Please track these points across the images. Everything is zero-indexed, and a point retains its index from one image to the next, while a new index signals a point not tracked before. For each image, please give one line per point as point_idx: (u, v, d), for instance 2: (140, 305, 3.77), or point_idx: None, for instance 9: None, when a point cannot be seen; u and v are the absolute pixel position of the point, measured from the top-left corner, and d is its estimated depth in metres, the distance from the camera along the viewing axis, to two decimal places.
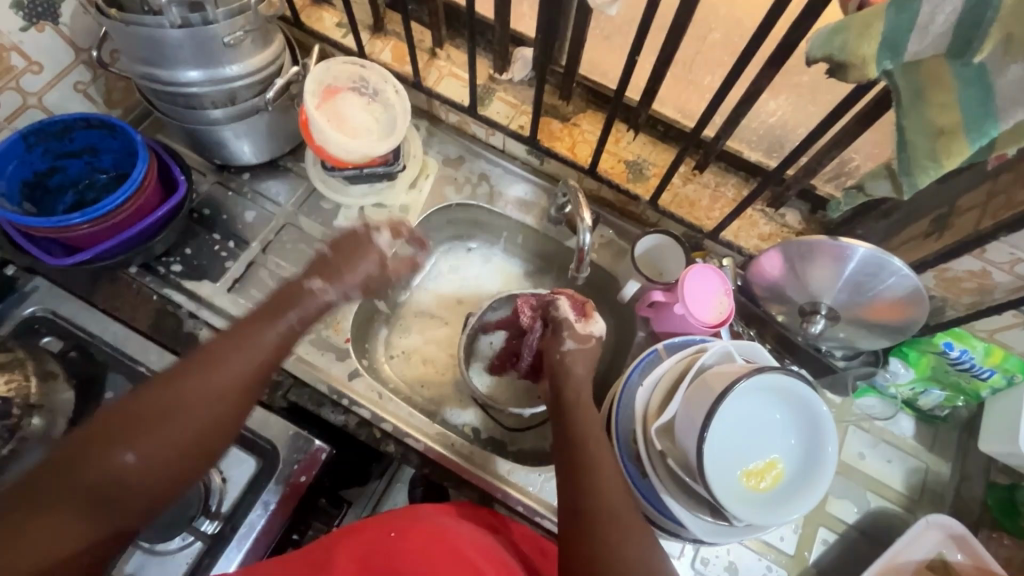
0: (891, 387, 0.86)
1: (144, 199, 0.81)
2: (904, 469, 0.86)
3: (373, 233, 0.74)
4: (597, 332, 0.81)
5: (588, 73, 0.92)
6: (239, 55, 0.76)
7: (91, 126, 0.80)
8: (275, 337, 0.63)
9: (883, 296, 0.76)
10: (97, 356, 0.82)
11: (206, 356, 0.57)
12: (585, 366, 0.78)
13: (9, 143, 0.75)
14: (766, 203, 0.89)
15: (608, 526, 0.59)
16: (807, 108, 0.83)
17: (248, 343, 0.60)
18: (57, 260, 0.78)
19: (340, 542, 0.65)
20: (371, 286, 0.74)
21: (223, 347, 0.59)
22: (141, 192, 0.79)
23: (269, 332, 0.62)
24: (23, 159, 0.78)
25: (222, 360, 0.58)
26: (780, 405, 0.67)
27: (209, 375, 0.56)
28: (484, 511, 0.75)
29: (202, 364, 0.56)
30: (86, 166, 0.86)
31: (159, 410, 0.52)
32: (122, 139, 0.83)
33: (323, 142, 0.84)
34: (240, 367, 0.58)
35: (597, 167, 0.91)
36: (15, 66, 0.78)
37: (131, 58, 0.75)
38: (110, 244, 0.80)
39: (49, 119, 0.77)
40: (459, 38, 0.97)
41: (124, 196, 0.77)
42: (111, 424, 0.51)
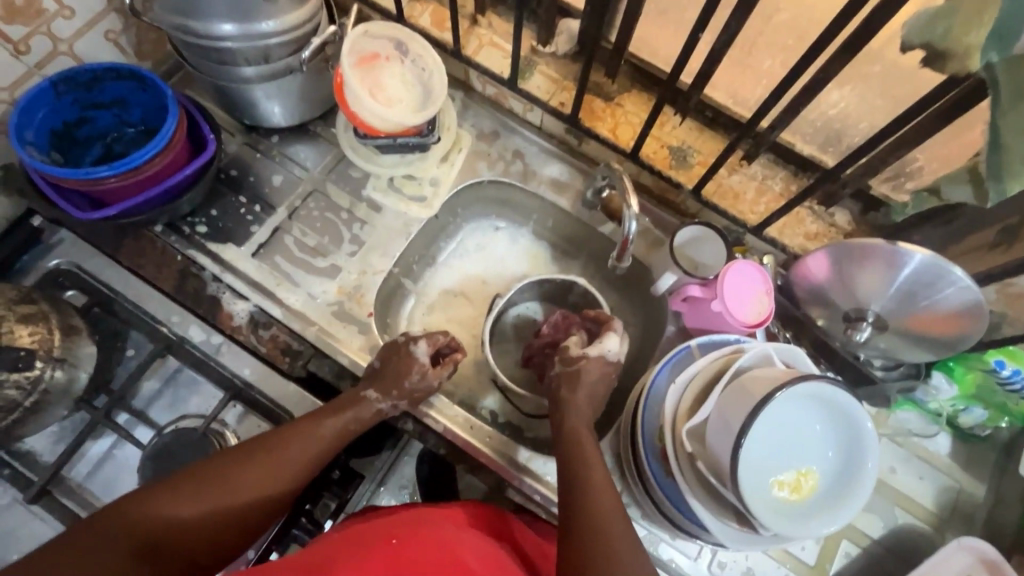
0: (932, 402, 0.82)
1: (172, 156, 0.79)
2: (936, 487, 0.83)
3: (412, 344, 0.79)
4: (597, 352, 0.78)
5: (637, 50, 0.86)
6: (276, 10, 0.73)
7: (121, 77, 0.78)
8: (330, 435, 0.72)
9: (936, 306, 0.72)
10: (121, 313, 0.82)
11: (266, 443, 0.68)
12: (583, 390, 0.76)
13: (39, 90, 0.73)
14: (817, 201, 0.84)
15: (607, 541, 0.59)
16: (874, 102, 0.75)
17: (302, 439, 0.70)
18: (84, 214, 0.76)
19: (340, 546, 0.63)
20: (416, 397, 0.78)
21: (281, 438, 0.69)
22: (168, 149, 0.77)
23: (323, 431, 0.71)
24: (52, 108, 0.77)
25: (277, 450, 0.68)
26: (821, 415, 0.64)
27: (262, 462, 0.67)
28: (490, 510, 0.75)
29: (261, 450, 0.68)
30: (114, 119, 0.84)
31: (219, 483, 0.64)
32: (152, 93, 0.80)
33: (357, 108, 0.81)
34: (290, 460, 0.68)
35: (639, 152, 0.87)
36: (47, 9, 0.75)
37: (164, 8, 0.72)
38: (136, 201, 0.79)
39: (80, 67, 0.75)
40: (503, 6, 0.92)
41: (154, 151, 0.75)
42: (181, 479, 0.63)
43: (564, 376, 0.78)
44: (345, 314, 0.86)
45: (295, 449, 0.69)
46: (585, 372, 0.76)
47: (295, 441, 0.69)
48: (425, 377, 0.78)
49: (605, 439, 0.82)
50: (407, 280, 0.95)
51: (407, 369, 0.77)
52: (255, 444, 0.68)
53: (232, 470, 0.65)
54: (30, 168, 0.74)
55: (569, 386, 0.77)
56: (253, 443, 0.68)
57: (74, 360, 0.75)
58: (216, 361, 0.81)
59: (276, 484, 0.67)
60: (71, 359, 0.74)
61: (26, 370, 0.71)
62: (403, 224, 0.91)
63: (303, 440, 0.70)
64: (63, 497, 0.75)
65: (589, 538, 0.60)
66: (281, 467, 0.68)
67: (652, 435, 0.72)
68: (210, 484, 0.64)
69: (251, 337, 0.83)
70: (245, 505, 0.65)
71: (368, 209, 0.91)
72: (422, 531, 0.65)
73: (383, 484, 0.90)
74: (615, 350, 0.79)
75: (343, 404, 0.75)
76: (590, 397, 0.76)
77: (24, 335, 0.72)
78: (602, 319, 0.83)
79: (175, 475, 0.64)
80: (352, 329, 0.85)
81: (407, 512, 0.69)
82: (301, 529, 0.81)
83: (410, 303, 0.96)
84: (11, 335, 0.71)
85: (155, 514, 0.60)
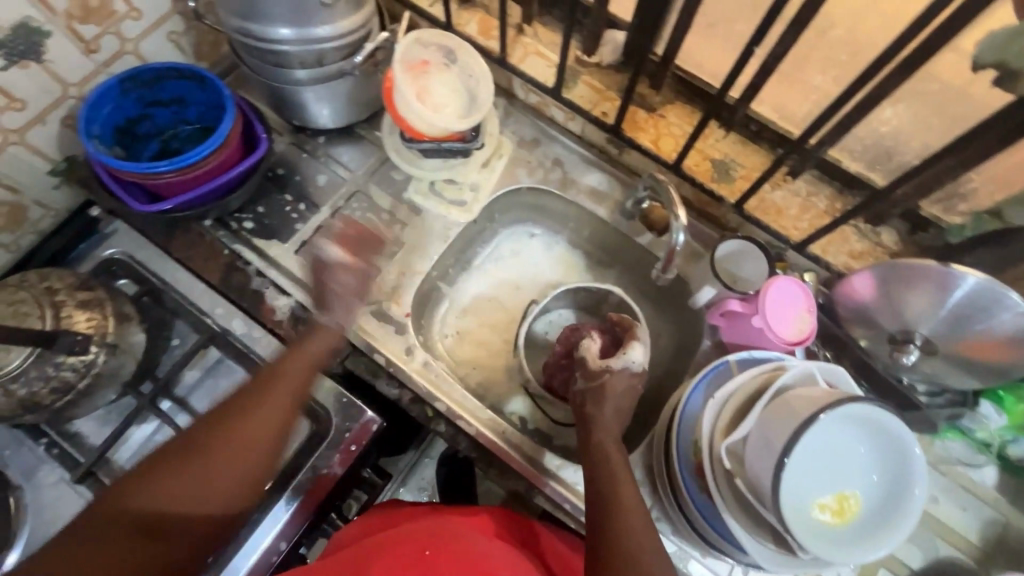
0: (980, 431, 0.79)
1: (227, 155, 0.82)
2: (981, 519, 0.80)
3: (315, 247, 0.85)
4: (620, 365, 0.75)
5: (684, 62, 0.87)
6: (332, 15, 0.75)
7: (182, 77, 0.81)
8: (301, 374, 0.72)
9: (989, 331, 0.70)
10: (170, 304, 0.85)
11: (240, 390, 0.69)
12: (610, 403, 0.73)
13: (106, 86, 0.77)
14: (863, 220, 0.82)
15: (641, 571, 0.59)
16: (929, 121, 0.73)
17: (274, 376, 0.71)
18: (141, 206, 0.80)
19: (373, 555, 0.64)
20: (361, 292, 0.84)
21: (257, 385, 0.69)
22: (224, 147, 0.80)
23: (291, 367, 0.72)
24: (117, 103, 0.80)
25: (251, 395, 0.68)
26: (866, 438, 0.62)
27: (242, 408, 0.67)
28: (517, 518, 0.75)
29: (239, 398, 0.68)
30: (172, 116, 0.87)
31: (203, 440, 0.64)
32: (209, 91, 0.83)
33: (405, 112, 0.83)
34: (268, 398, 0.68)
35: (681, 164, 0.87)
36: (117, 10, 0.78)
37: (228, 11, 0.75)
38: (190, 195, 0.81)
39: (145, 66, 0.78)
40: (549, 16, 0.94)
41: (210, 149, 0.78)
42: (166, 457, 0.62)
43: (592, 393, 0.75)
44: (382, 314, 0.87)
45: (269, 388, 0.69)
46: (609, 386, 0.74)
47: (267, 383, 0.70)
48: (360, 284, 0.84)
49: (636, 452, 0.81)
50: (442, 282, 0.96)
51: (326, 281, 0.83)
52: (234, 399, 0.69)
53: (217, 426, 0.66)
54: (94, 161, 0.77)
55: (593, 396, 0.74)
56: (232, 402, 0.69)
57: (125, 346, 0.77)
58: (255, 354, 0.83)
59: (263, 433, 0.67)
60: (122, 346, 0.77)
61: (81, 354, 0.73)
62: (443, 227, 0.92)
63: (274, 380, 0.70)
64: (104, 479, 0.77)
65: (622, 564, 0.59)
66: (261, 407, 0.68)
67: (687, 449, 0.72)
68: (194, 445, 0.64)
69: (291, 332, 0.86)
70: (236, 453, 0.65)
71: (409, 211, 0.92)
72: (455, 543, 0.65)
73: (405, 485, 1.00)
74: (639, 359, 0.76)
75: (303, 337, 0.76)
76: (617, 400, 0.73)
77: (81, 320, 0.75)
78: (625, 325, 0.81)
79: (163, 451, 0.63)
80: (388, 328, 0.86)
81: (434, 517, 0.69)
82: (329, 524, 0.84)
83: (445, 306, 0.97)
84: (70, 320, 0.74)
85: (152, 490, 0.60)
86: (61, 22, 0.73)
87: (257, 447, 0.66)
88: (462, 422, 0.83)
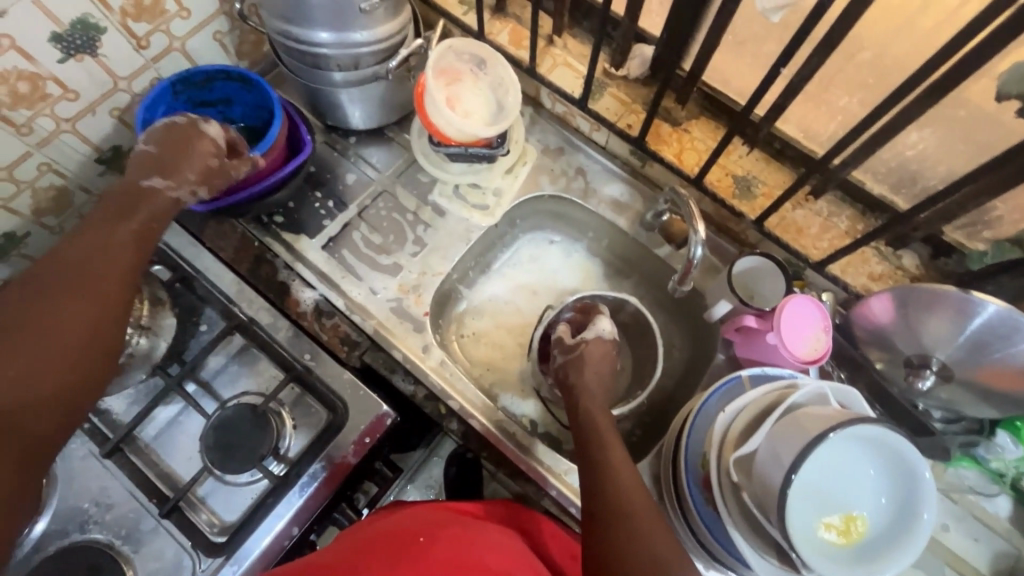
0: (994, 461, 0.78)
1: (274, 155, 0.84)
2: (991, 550, 0.79)
3: (200, 122, 0.75)
4: (593, 334, 0.82)
5: (710, 79, 0.88)
6: (371, 22, 0.78)
7: (230, 79, 0.85)
8: (131, 233, 0.67)
9: (1007, 361, 0.70)
10: (200, 291, 0.87)
11: (63, 260, 0.61)
12: (593, 367, 0.79)
13: (161, 90, 0.81)
14: (884, 242, 0.82)
15: (632, 533, 0.59)
16: (956, 146, 0.72)
17: (103, 238, 0.64)
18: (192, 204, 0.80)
19: (372, 545, 0.64)
20: (213, 180, 0.76)
21: (74, 252, 0.62)
22: (272, 152, 0.83)
23: (120, 229, 0.66)
24: (171, 106, 0.84)
25: (72, 265, 0.61)
26: (875, 459, 0.62)
27: (70, 280, 0.60)
28: (520, 514, 0.76)
29: (62, 270, 0.60)
30: (218, 116, 0.91)
31: (16, 338, 0.55)
32: (256, 93, 0.87)
33: (435, 116, 0.86)
34: (103, 261, 0.63)
35: (703, 179, 0.88)
36: (168, 10, 0.82)
37: (272, 15, 0.78)
38: (240, 196, 0.83)
39: (196, 69, 0.82)
40: (579, 28, 0.95)
41: (260, 152, 0.81)
42: None
43: (592, 380, 0.78)
44: (402, 311, 0.90)
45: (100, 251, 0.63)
46: (587, 354, 0.80)
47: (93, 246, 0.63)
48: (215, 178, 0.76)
49: (645, 460, 0.82)
50: (461, 283, 0.99)
51: (191, 151, 0.74)
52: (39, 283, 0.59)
53: (31, 317, 0.57)
54: None
55: (588, 382, 0.77)
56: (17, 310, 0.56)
57: (157, 329, 0.82)
58: (278, 343, 0.85)
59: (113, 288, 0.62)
60: (155, 328, 0.82)
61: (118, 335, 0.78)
62: (465, 229, 0.94)
63: (97, 248, 0.63)
64: (130, 454, 0.81)
65: (614, 523, 0.61)
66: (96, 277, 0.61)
67: (695, 461, 0.72)
68: (15, 335, 0.55)
69: (315, 323, 0.90)
70: (76, 335, 0.58)
71: (433, 213, 0.95)
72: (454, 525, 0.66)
73: (412, 482, 1.02)
74: (608, 330, 0.83)
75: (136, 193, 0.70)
76: (604, 390, 0.78)
77: None
78: (588, 307, 0.88)
79: None
80: (407, 326, 0.89)
81: (435, 511, 0.70)
82: (341, 514, 0.87)
83: (462, 308, 0.99)
84: None
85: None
86: (117, 19, 0.77)
87: (99, 326, 0.60)
88: (474, 421, 0.84)
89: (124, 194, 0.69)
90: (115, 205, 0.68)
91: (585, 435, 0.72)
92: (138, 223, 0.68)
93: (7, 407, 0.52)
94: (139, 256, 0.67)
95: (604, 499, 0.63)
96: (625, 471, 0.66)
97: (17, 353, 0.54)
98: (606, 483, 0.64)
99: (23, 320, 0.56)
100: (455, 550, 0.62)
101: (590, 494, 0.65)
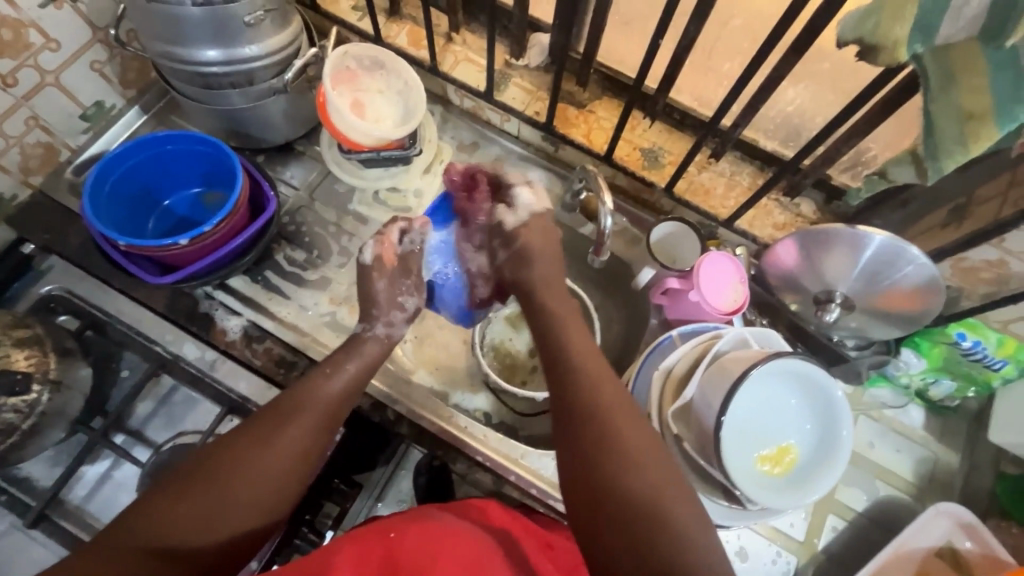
0: (903, 376, 0.86)
1: (232, 222, 0.80)
2: (913, 459, 0.87)
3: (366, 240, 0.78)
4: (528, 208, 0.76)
5: (606, 59, 0.91)
6: (258, 35, 0.76)
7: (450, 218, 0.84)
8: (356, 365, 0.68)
9: (898, 285, 0.76)
10: (115, 335, 0.83)
11: (230, 456, 0.55)
12: (540, 260, 0.74)
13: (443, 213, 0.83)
14: (782, 193, 0.88)
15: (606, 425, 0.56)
16: (826, 97, 0.81)
17: (286, 428, 0.59)
18: (155, 279, 0.78)
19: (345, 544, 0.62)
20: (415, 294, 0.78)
21: (248, 445, 0.57)
22: (233, 215, 0.79)
23: (312, 412, 0.61)
24: (129, 172, 0.81)
25: (235, 464, 0.55)
26: (796, 390, 0.68)
27: (271, 433, 0.58)
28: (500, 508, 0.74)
29: (229, 472, 0.55)
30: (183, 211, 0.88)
31: (227, 470, 0.55)
32: (212, 157, 0.83)
33: (340, 123, 0.84)
34: (292, 433, 0.59)
35: (613, 155, 0.91)
36: (32, 43, 0.77)
37: (150, 37, 0.75)
38: (204, 264, 0.79)
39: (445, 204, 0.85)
40: (476, 23, 0.97)
41: (220, 217, 0.77)
42: (197, 474, 0.54)
43: (538, 281, 0.72)
44: (337, 325, 0.87)
45: (275, 456, 0.57)
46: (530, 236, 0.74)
47: (270, 442, 0.57)
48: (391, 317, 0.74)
49: None
50: None
51: (371, 276, 0.74)
52: (205, 474, 0.54)
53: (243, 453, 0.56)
54: (102, 238, 0.76)
55: (567, 341, 0.65)
56: (230, 447, 0.56)
57: (70, 382, 0.74)
58: (210, 377, 0.82)
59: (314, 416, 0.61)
60: (67, 382, 0.73)
61: (23, 394, 0.70)
62: None
63: (278, 446, 0.57)
64: (59, 519, 0.76)
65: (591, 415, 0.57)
66: (259, 473, 0.56)
67: None
68: (228, 466, 0.55)
69: (246, 351, 0.83)
70: (278, 469, 0.57)
71: (355, 222, 0.94)
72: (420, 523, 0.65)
73: (383, 500, 1.00)
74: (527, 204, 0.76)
75: (330, 367, 0.66)
76: (599, 358, 0.63)
77: (20, 359, 0.72)
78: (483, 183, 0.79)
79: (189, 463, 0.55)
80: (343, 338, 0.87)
81: (411, 511, 0.70)
82: (303, 539, 0.82)
83: None
84: (8, 359, 0.71)
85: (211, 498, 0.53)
86: None
87: (295, 460, 0.58)
88: (426, 422, 0.84)
89: (328, 367, 0.66)
90: (312, 383, 0.64)
91: (573, 413, 0.58)
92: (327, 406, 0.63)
93: (206, 528, 0.52)
94: (316, 450, 0.60)
95: (639, 492, 0.51)
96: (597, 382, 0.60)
97: (229, 481, 0.54)
98: (645, 472, 0.52)
99: (230, 456, 0.56)
100: (428, 536, 0.62)
101: (609, 490, 0.52)
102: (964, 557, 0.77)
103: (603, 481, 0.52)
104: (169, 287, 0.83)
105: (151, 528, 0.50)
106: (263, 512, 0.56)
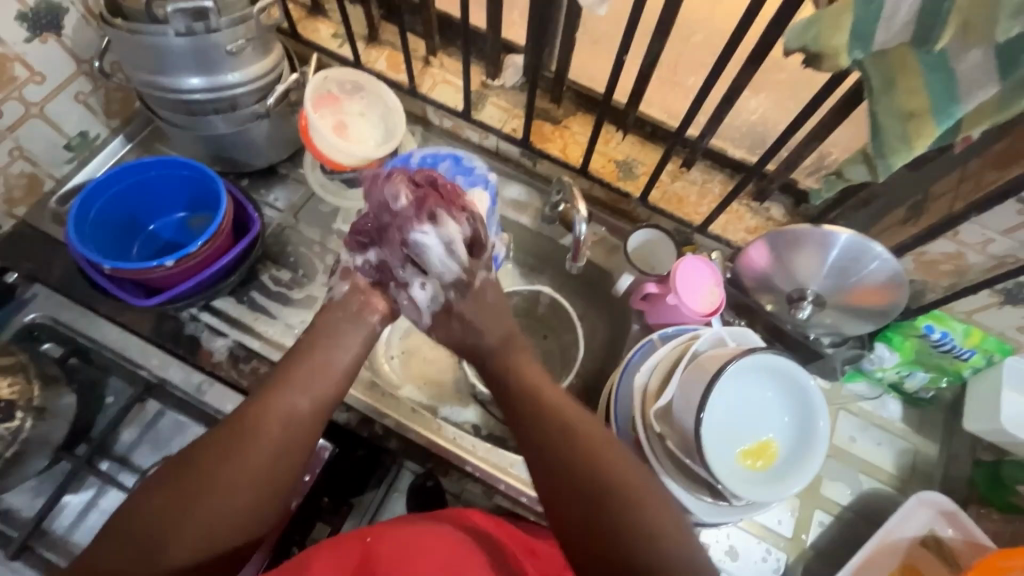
0: (878, 370, 0.88)
1: (217, 244, 0.81)
2: (894, 451, 0.88)
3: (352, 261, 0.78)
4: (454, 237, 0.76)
5: (577, 77, 0.95)
6: (240, 63, 0.79)
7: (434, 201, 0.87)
8: (339, 358, 0.69)
9: (865, 281, 0.79)
10: (99, 361, 0.82)
11: (214, 451, 0.57)
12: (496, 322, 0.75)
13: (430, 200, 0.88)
14: (751, 198, 0.91)
15: (594, 460, 0.58)
16: (784, 104, 0.85)
17: (265, 421, 0.60)
18: (140, 302, 0.79)
19: (317, 555, 0.64)
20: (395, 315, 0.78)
21: (228, 441, 0.58)
22: (218, 236, 0.80)
23: (293, 404, 0.62)
24: (115, 198, 0.83)
25: (219, 459, 0.56)
26: (772, 384, 0.71)
27: (252, 429, 0.59)
28: (493, 517, 0.75)
29: (208, 468, 0.56)
30: (172, 235, 0.90)
31: (207, 466, 0.56)
32: (196, 180, 0.85)
33: (320, 145, 0.86)
34: (274, 427, 0.60)
35: (588, 167, 0.94)
36: (18, 76, 0.79)
37: (134, 68, 0.77)
38: (189, 285, 0.80)
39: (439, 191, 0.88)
40: (452, 47, 1.00)
41: (205, 239, 0.78)
42: (180, 472, 0.56)
43: (487, 345, 0.73)
44: None
45: (255, 450, 0.58)
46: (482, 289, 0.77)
47: (248, 436, 0.58)
48: (377, 331, 0.75)
49: None
50: None
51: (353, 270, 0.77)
52: (186, 472, 0.56)
53: (223, 452, 0.57)
54: (88, 263, 0.77)
55: (528, 379, 0.67)
56: (212, 444, 0.58)
57: (55, 409, 0.74)
58: (197, 400, 0.80)
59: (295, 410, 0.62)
60: (51, 410, 0.73)
61: (6, 421, 0.70)
62: None
63: (259, 439, 0.59)
64: (42, 550, 0.74)
65: (561, 445, 0.59)
66: (245, 465, 0.57)
67: (626, 426, 0.75)
68: (209, 464, 0.56)
69: (233, 371, 0.85)
70: (261, 464, 0.58)
71: (339, 240, 0.95)
72: (397, 533, 0.66)
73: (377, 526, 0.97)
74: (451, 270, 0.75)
75: (317, 353, 0.68)
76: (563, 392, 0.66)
77: (4, 387, 0.71)
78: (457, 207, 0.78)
79: (176, 459, 0.57)
80: None
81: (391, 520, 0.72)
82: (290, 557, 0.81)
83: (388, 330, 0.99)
84: None
85: (194, 494, 0.54)
86: None
87: (281, 454, 0.59)
88: (414, 435, 0.84)
89: (316, 358, 0.68)
90: (302, 372, 0.66)
91: (561, 445, 0.59)
92: (317, 394, 0.65)
93: (190, 527, 0.53)
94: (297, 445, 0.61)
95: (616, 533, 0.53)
96: (568, 410, 0.62)
97: (209, 478, 0.55)
98: (625, 512, 0.54)
99: (213, 452, 0.57)
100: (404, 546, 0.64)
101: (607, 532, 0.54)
102: (947, 545, 0.78)
103: (592, 518, 0.55)
104: (155, 310, 0.84)
105: (139, 526, 0.53)
106: (254, 504, 0.57)
